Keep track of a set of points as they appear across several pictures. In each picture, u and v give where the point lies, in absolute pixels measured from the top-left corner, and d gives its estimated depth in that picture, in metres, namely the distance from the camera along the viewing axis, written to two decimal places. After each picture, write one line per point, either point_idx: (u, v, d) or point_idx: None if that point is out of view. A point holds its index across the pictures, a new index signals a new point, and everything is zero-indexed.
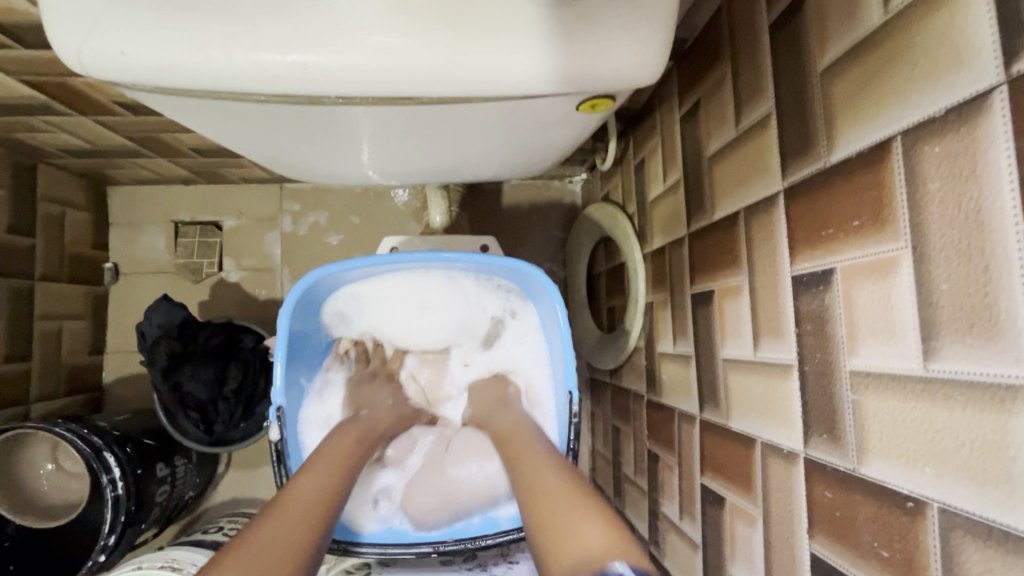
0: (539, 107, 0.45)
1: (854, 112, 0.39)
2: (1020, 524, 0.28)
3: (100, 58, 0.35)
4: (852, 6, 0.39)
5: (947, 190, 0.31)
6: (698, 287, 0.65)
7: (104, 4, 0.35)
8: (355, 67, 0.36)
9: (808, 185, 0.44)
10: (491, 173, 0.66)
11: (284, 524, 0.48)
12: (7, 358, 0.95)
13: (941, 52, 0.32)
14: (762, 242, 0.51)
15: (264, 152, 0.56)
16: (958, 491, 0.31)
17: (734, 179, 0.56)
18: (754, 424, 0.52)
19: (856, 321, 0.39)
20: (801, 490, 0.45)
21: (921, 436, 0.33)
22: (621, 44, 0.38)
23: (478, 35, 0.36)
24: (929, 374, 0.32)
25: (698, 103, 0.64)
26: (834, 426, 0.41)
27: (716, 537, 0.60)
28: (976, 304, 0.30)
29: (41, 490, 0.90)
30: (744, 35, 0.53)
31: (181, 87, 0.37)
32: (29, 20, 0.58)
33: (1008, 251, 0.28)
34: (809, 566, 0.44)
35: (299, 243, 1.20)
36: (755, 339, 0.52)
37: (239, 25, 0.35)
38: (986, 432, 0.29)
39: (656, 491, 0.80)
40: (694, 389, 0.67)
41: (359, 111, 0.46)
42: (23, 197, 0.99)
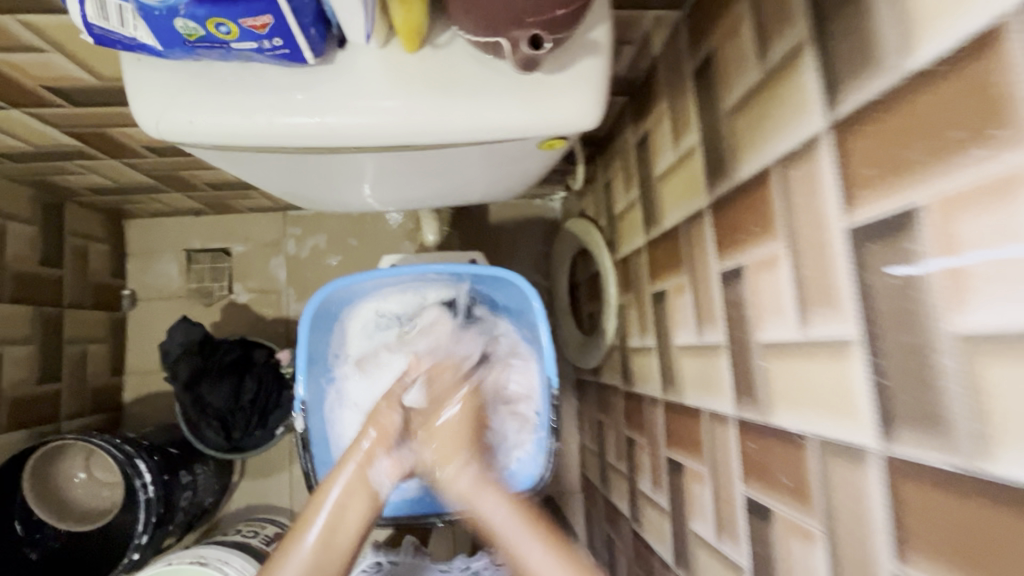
0: (511, 146, 0.56)
1: (750, 143, 0.50)
2: (859, 440, 0.38)
3: (171, 125, 0.46)
4: (743, 64, 0.51)
5: (805, 202, 0.42)
6: (656, 288, 0.76)
7: (175, 86, 0.46)
8: (365, 124, 0.47)
9: (725, 200, 0.55)
10: (476, 197, 0.77)
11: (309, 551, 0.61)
12: (41, 379, 1.04)
13: (796, 102, 0.43)
14: (698, 247, 0.62)
15: (283, 188, 0.67)
16: (826, 423, 0.41)
17: (676, 195, 0.68)
18: (702, 398, 0.63)
19: (761, 304, 0.50)
20: (735, 444, 0.56)
21: (804, 387, 0.44)
22: (568, 98, 0.49)
23: (457, 96, 0.47)
24: (805, 338, 0.44)
25: (647, 132, 0.76)
26: (753, 389, 0.52)
27: (681, 500, 0.70)
28: (825, 283, 0.41)
29: (74, 496, 0.99)
30: (677, 79, 0.65)
31: (230, 144, 0.48)
32: (82, 84, 0.69)
33: (838, 244, 0.39)
34: (743, 507, 0.55)
35: (303, 265, 1.30)
36: (698, 328, 0.63)
37: (277, 97, 0.46)
38: (838, 375, 0.40)
39: (634, 471, 0.90)
40: (657, 376, 0.78)
41: (364, 156, 0.57)
42: (53, 233, 1.09)
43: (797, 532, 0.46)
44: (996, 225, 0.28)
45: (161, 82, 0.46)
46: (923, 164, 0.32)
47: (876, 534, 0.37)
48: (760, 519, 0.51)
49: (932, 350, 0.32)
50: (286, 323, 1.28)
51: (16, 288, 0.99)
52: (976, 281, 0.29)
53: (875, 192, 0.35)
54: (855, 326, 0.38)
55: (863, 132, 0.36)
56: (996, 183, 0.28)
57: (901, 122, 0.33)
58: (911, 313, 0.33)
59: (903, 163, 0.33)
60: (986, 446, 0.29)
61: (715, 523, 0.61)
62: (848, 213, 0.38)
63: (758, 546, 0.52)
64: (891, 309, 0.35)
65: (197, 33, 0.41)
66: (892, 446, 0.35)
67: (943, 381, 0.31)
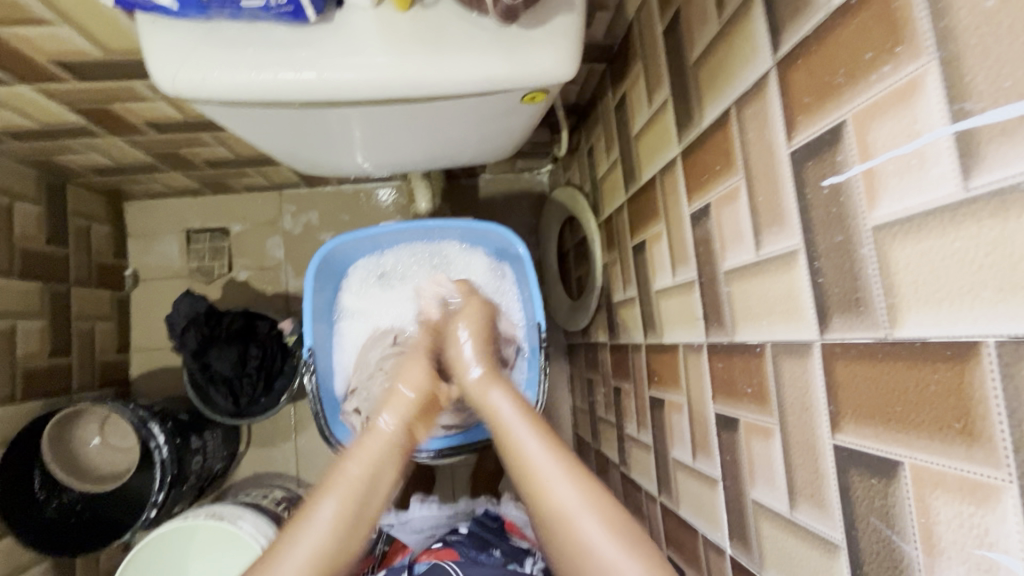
0: (495, 100, 0.61)
1: (711, 91, 0.56)
2: (803, 335, 0.44)
3: (188, 83, 0.51)
4: (705, 18, 0.56)
5: (757, 136, 0.48)
6: (637, 241, 0.82)
7: (191, 47, 0.50)
8: (362, 79, 0.52)
9: (693, 146, 0.61)
10: (466, 157, 0.82)
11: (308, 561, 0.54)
12: (52, 353, 1.08)
13: (747, 48, 0.49)
14: (671, 194, 0.68)
15: (284, 147, 0.71)
16: (779, 328, 0.47)
17: (652, 148, 0.73)
18: (678, 333, 0.69)
19: (724, 235, 0.55)
20: (706, 369, 0.62)
21: (761, 302, 0.50)
22: (547, 50, 0.54)
23: (446, 51, 0.52)
24: (760, 257, 0.49)
25: (625, 94, 0.81)
26: (720, 314, 0.58)
27: (663, 432, 0.77)
28: (773, 206, 0.46)
29: (90, 460, 1.04)
30: (649, 40, 0.71)
31: (239, 99, 0.53)
32: (91, 58, 0.73)
33: (783, 167, 0.44)
34: (714, 422, 0.60)
35: (299, 241, 1.35)
36: (674, 269, 0.69)
37: (283, 54, 0.51)
38: (784, 283, 0.46)
39: (621, 417, 0.96)
40: (640, 324, 0.84)
41: (359, 113, 0.62)
42: (56, 212, 1.12)
43: (757, 431, 0.51)
44: (898, 127, 0.33)
45: (177, 42, 0.50)
46: (847, 85, 0.37)
47: (816, 415, 0.43)
48: (728, 431, 0.57)
49: (856, 243, 0.37)
50: (286, 297, 1.33)
51: (25, 265, 1.03)
52: (886, 178, 0.34)
53: (812, 115, 0.40)
54: (799, 236, 0.43)
55: (801, 65, 0.41)
56: (898, 91, 0.33)
57: (829, 51, 0.38)
58: (839, 215, 0.39)
59: (832, 87, 0.38)
60: (896, 315, 0.34)
61: (690, 444, 0.68)
62: (791, 137, 0.43)
63: (728, 454, 0.58)
64: (824, 216, 0.40)
65: None
66: (829, 333, 0.41)
67: (864, 266, 0.37)
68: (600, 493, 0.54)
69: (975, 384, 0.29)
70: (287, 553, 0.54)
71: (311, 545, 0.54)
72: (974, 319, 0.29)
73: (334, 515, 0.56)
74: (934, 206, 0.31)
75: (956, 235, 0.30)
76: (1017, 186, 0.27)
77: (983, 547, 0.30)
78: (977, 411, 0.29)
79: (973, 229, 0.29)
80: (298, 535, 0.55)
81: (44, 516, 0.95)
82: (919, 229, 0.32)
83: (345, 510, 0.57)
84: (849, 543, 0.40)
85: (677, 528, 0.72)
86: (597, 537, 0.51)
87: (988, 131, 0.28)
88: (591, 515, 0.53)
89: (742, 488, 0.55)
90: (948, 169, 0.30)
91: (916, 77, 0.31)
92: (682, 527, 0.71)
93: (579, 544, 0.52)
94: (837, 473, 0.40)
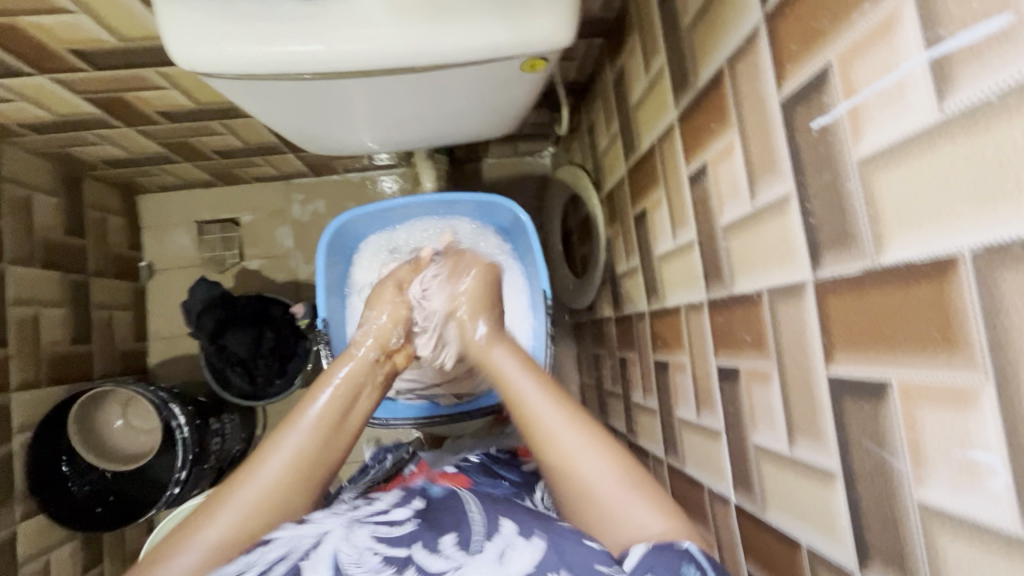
0: (496, 70, 0.63)
1: (705, 52, 0.57)
2: (797, 276, 0.46)
3: (202, 57, 0.53)
4: None
5: (749, 89, 0.50)
6: (638, 209, 0.84)
7: (204, 21, 0.53)
8: (369, 48, 0.54)
9: (689, 107, 0.62)
10: (469, 133, 0.84)
11: (288, 463, 0.57)
12: (74, 340, 1.11)
13: (738, 5, 0.51)
14: (669, 159, 0.70)
15: (293, 125, 0.74)
16: (775, 274, 0.49)
17: (650, 116, 0.75)
18: (680, 294, 0.71)
19: (721, 191, 0.57)
20: (707, 326, 0.64)
21: (758, 252, 0.52)
22: (544, 16, 0.56)
23: (448, 18, 0.54)
24: (755, 207, 0.51)
25: (622, 66, 0.83)
26: (719, 269, 0.60)
27: (668, 393, 0.79)
28: (766, 155, 0.48)
29: (114, 440, 1.07)
30: (644, 11, 0.72)
31: (250, 72, 0.55)
32: (106, 46, 0.76)
33: (774, 115, 0.46)
34: (716, 375, 0.62)
35: (307, 228, 1.38)
36: (674, 232, 0.71)
37: (292, 26, 0.53)
38: (778, 228, 0.48)
39: (628, 387, 0.99)
40: (643, 291, 0.86)
41: (365, 87, 0.65)
42: (73, 204, 1.16)
43: (757, 377, 0.53)
44: (880, 62, 0.35)
45: (190, 17, 0.53)
46: (832, 28, 0.39)
47: (811, 350, 0.45)
48: (730, 381, 0.59)
49: (844, 179, 0.39)
50: (297, 284, 1.36)
51: (46, 254, 1.06)
52: (869, 112, 0.36)
53: (801, 62, 0.42)
54: (790, 181, 0.45)
55: (788, 14, 0.43)
56: (879, 26, 0.34)
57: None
58: (827, 154, 0.40)
59: (817, 32, 0.40)
60: (882, 243, 0.36)
61: (695, 400, 0.70)
62: (781, 86, 0.45)
63: (730, 404, 0.60)
64: (813, 157, 0.42)
65: None
66: (821, 271, 0.42)
67: (850, 200, 0.39)
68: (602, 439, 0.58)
69: (953, 293, 0.31)
70: (271, 453, 0.58)
71: (294, 445, 0.58)
72: (951, 234, 0.31)
73: (320, 416, 0.61)
74: (913, 131, 0.33)
75: (933, 157, 0.32)
76: (987, 101, 0.28)
77: (966, 448, 0.32)
78: (956, 320, 0.31)
79: (948, 149, 0.31)
80: (285, 434, 0.59)
81: (69, 492, 0.99)
82: (900, 156, 0.34)
83: (330, 415, 0.62)
84: (844, 468, 0.42)
85: (684, 485, 0.74)
86: (595, 474, 0.55)
87: (961, 54, 0.29)
88: (593, 456, 0.57)
89: (745, 434, 0.57)
90: (924, 94, 0.32)
91: (894, 12, 0.33)
92: (688, 484, 0.73)
93: (579, 486, 0.55)
94: (831, 402, 0.42)
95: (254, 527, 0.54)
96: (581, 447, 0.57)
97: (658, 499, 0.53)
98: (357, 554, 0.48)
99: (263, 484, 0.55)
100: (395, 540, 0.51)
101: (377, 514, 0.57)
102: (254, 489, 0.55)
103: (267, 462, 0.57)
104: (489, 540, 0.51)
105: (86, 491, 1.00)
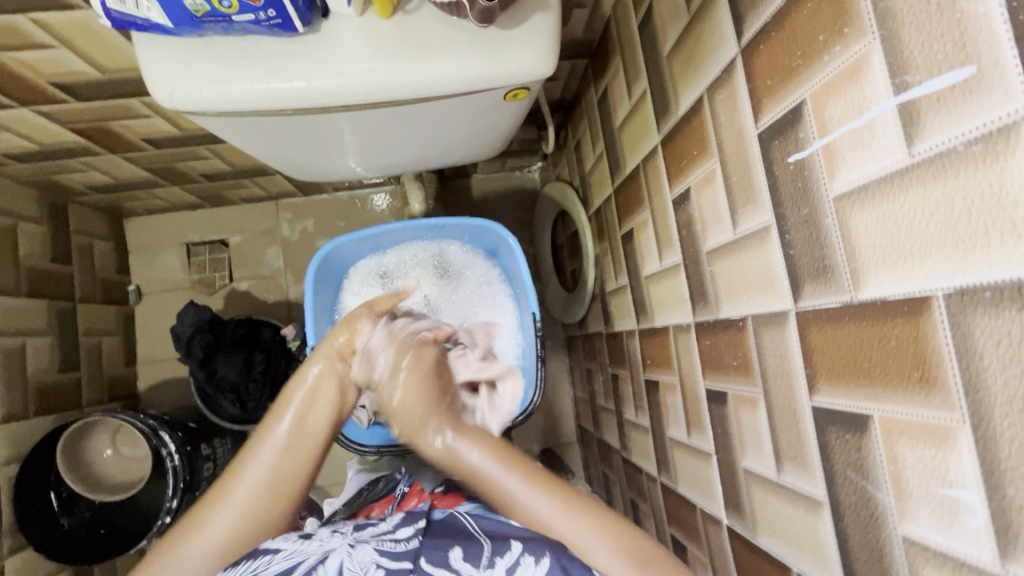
0: (479, 99, 0.63)
1: (685, 81, 0.58)
2: (780, 305, 0.46)
3: (184, 97, 0.53)
4: (676, 11, 0.59)
5: (728, 120, 0.50)
6: (625, 229, 0.84)
7: (186, 62, 0.53)
8: (351, 84, 0.54)
9: (671, 133, 0.63)
10: (455, 156, 0.84)
11: (259, 481, 0.59)
12: (62, 368, 1.10)
13: (714, 38, 0.51)
14: (654, 182, 0.70)
15: (277, 154, 0.73)
16: (759, 302, 0.49)
17: (634, 139, 0.75)
18: (668, 315, 0.72)
19: (704, 217, 0.58)
20: (695, 349, 0.64)
21: (742, 279, 0.52)
22: (525, 49, 0.56)
23: (430, 54, 0.55)
24: (737, 234, 0.52)
25: (606, 87, 0.84)
26: (704, 294, 0.60)
27: (660, 412, 0.79)
28: (746, 186, 0.49)
29: (104, 470, 1.06)
30: (625, 35, 0.73)
31: (233, 109, 0.55)
32: (89, 78, 0.76)
33: (753, 148, 0.47)
34: (706, 397, 0.63)
35: (297, 248, 1.37)
36: (660, 254, 0.72)
37: (275, 65, 0.53)
38: (760, 257, 0.48)
39: (620, 404, 0.99)
40: (632, 310, 0.86)
41: (349, 118, 0.65)
42: (59, 231, 1.15)
43: (745, 402, 0.54)
44: (851, 103, 0.35)
45: (172, 58, 0.53)
46: (805, 66, 0.39)
47: (795, 379, 0.45)
48: (718, 405, 0.60)
49: (821, 215, 0.40)
50: (287, 305, 1.35)
51: (32, 284, 1.05)
52: (843, 151, 0.37)
53: (776, 97, 0.43)
54: (770, 213, 0.46)
55: (762, 50, 0.44)
56: (848, 68, 0.35)
57: (787, 36, 0.41)
58: (804, 188, 0.41)
59: (791, 69, 0.41)
60: (859, 279, 0.37)
61: (685, 421, 0.70)
62: (758, 119, 0.46)
63: (719, 427, 0.60)
64: (791, 190, 0.43)
65: (203, 8, 0.48)
66: (802, 301, 0.43)
67: (827, 235, 0.39)
68: (534, 472, 0.60)
69: (928, 333, 0.32)
70: (244, 470, 0.59)
71: (266, 461, 0.60)
72: (925, 275, 0.32)
73: (289, 430, 0.62)
74: (885, 173, 0.33)
75: (904, 200, 0.32)
76: (954, 149, 0.29)
77: (945, 485, 0.32)
78: (932, 360, 0.32)
79: (920, 192, 0.31)
80: (257, 451, 0.60)
81: (58, 525, 0.98)
82: (874, 196, 0.35)
83: (299, 426, 0.63)
84: (831, 498, 0.42)
85: (677, 505, 0.74)
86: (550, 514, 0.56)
87: (927, 101, 0.30)
88: (539, 495, 0.58)
89: (734, 458, 0.57)
90: (894, 138, 0.32)
91: (862, 56, 0.34)
92: (681, 504, 0.73)
93: (556, 541, 0.55)
94: (816, 432, 0.43)
95: (242, 534, 0.57)
96: (501, 471, 0.60)
97: (636, 545, 0.53)
98: (362, 568, 0.50)
99: (239, 503, 0.57)
100: (397, 556, 0.53)
101: (380, 530, 0.59)
102: (231, 507, 0.57)
103: (243, 479, 0.59)
104: (497, 557, 0.52)
105: (75, 523, 0.99)
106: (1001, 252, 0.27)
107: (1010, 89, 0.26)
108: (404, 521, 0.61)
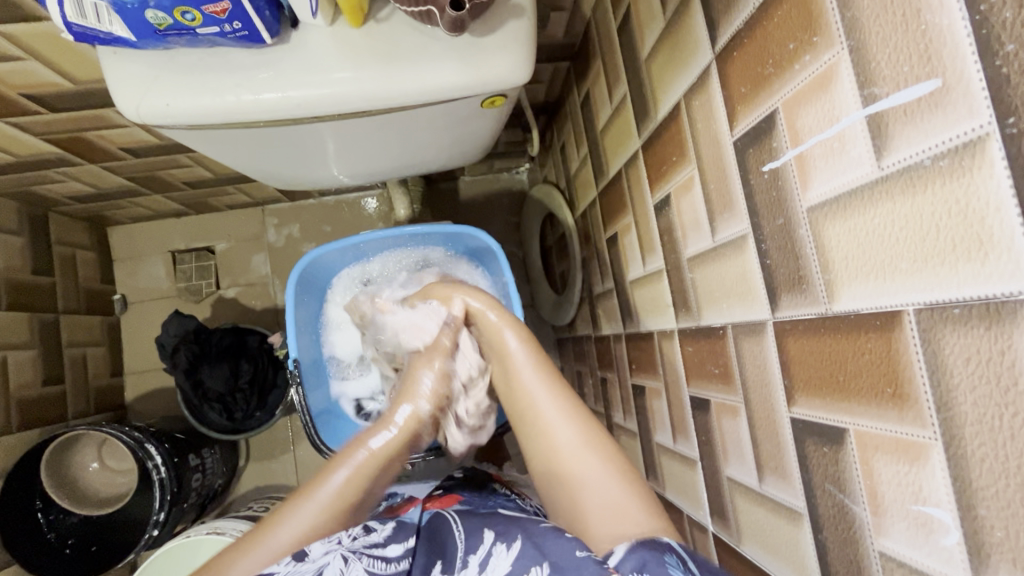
0: (457, 107, 0.62)
1: (662, 86, 0.57)
2: (758, 316, 0.46)
3: (151, 110, 0.52)
4: (652, 15, 0.58)
5: (704, 127, 0.50)
6: (611, 233, 0.83)
7: (153, 76, 0.52)
8: (323, 94, 0.53)
9: (651, 138, 0.63)
10: (436, 163, 0.83)
11: (301, 533, 0.58)
12: (46, 382, 1.09)
13: (689, 43, 0.51)
14: (635, 187, 0.70)
15: (254, 165, 0.72)
16: (738, 312, 0.49)
17: (616, 142, 0.75)
18: (652, 321, 0.71)
19: (685, 224, 0.57)
20: (678, 355, 0.64)
21: (722, 288, 0.51)
22: (499, 56, 0.55)
23: (402, 62, 0.54)
24: (716, 242, 0.51)
25: (588, 90, 0.83)
26: (686, 300, 0.60)
27: (647, 418, 0.78)
28: (723, 194, 0.48)
29: (90, 484, 1.06)
30: (605, 37, 0.72)
31: (204, 122, 0.54)
32: (59, 89, 0.74)
33: (728, 156, 0.46)
34: (690, 404, 0.62)
35: (283, 254, 1.36)
36: (643, 259, 0.71)
37: (244, 77, 0.52)
38: (738, 266, 0.48)
39: (609, 407, 0.98)
40: (618, 314, 0.86)
41: (324, 128, 0.64)
42: (40, 242, 1.13)
43: (726, 410, 0.53)
44: (822, 113, 0.35)
45: (139, 73, 0.52)
46: (776, 75, 0.39)
47: (774, 390, 0.44)
48: (702, 412, 0.59)
49: (795, 225, 0.39)
50: (275, 312, 1.34)
51: (12, 296, 1.04)
52: (815, 162, 0.36)
53: (749, 105, 0.42)
54: (747, 221, 0.45)
55: (736, 57, 0.43)
56: (818, 78, 0.35)
57: (758, 44, 0.40)
58: (779, 198, 0.40)
59: (763, 77, 0.40)
60: (834, 291, 0.36)
61: (671, 427, 0.69)
62: (733, 126, 0.45)
63: (703, 435, 0.60)
64: (766, 200, 0.42)
65: (165, 21, 0.47)
66: (780, 312, 0.42)
67: (802, 247, 0.39)
68: (590, 443, 0.58)
69: (900, 350, 0.31)
70: (287, 522, 0.58)
71: (311, 518, 0.59)
72: (897, 291, 0.31)
73: (339, 491, 0.61)
74: (856, 185, 0.33)
75: (876, 214, 0.32)
76: (921, 164, 0.28)
77: (918, 503, 0.32)
78: (904, 375, 0.31)
79: (890, 206, 0.31)
80: (304, 504, 0.59)
81: (45, 539, 0.97)
82: (847, 208, 0.34)
83: (350, 490, 0.62)
84: (810, 510, 0.42)
85: (665, 511, 0.74)
86: (589, 484, 0.55)
87: (894, 114, 0.30)
88: (590, 481, 0.55)
89: (718, 466, 0.57)
90: (864, 150, 0.32)
91: (832, 65, 0.33)
92: (669, 509, 0.73)
93: (571, 497, 0.55)
94: (795, 444, 0.42)
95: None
96: (555, 416, 0.61)
97: None
98: None
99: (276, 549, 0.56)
100: None
101: (371, 542, 0.56)
102: (268, 552, 0.56)
103: (283, 530, 0.57)
104: (473, 555, 0.51)
105: (63, 533, 0.99)
106: (971, 268, 0.27)
107: (975, 104, 0.25)
108: (394, 534, 0.58)
